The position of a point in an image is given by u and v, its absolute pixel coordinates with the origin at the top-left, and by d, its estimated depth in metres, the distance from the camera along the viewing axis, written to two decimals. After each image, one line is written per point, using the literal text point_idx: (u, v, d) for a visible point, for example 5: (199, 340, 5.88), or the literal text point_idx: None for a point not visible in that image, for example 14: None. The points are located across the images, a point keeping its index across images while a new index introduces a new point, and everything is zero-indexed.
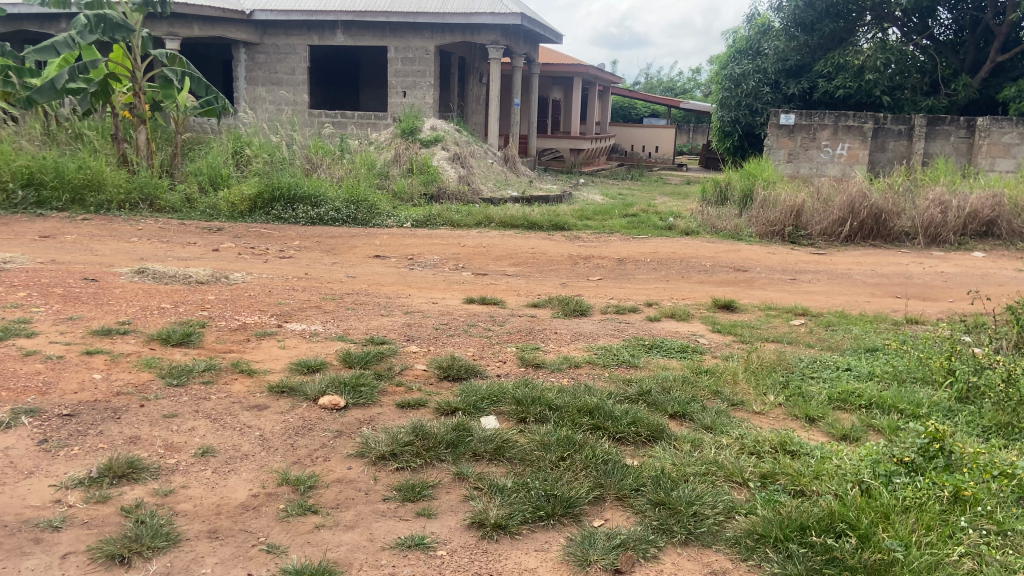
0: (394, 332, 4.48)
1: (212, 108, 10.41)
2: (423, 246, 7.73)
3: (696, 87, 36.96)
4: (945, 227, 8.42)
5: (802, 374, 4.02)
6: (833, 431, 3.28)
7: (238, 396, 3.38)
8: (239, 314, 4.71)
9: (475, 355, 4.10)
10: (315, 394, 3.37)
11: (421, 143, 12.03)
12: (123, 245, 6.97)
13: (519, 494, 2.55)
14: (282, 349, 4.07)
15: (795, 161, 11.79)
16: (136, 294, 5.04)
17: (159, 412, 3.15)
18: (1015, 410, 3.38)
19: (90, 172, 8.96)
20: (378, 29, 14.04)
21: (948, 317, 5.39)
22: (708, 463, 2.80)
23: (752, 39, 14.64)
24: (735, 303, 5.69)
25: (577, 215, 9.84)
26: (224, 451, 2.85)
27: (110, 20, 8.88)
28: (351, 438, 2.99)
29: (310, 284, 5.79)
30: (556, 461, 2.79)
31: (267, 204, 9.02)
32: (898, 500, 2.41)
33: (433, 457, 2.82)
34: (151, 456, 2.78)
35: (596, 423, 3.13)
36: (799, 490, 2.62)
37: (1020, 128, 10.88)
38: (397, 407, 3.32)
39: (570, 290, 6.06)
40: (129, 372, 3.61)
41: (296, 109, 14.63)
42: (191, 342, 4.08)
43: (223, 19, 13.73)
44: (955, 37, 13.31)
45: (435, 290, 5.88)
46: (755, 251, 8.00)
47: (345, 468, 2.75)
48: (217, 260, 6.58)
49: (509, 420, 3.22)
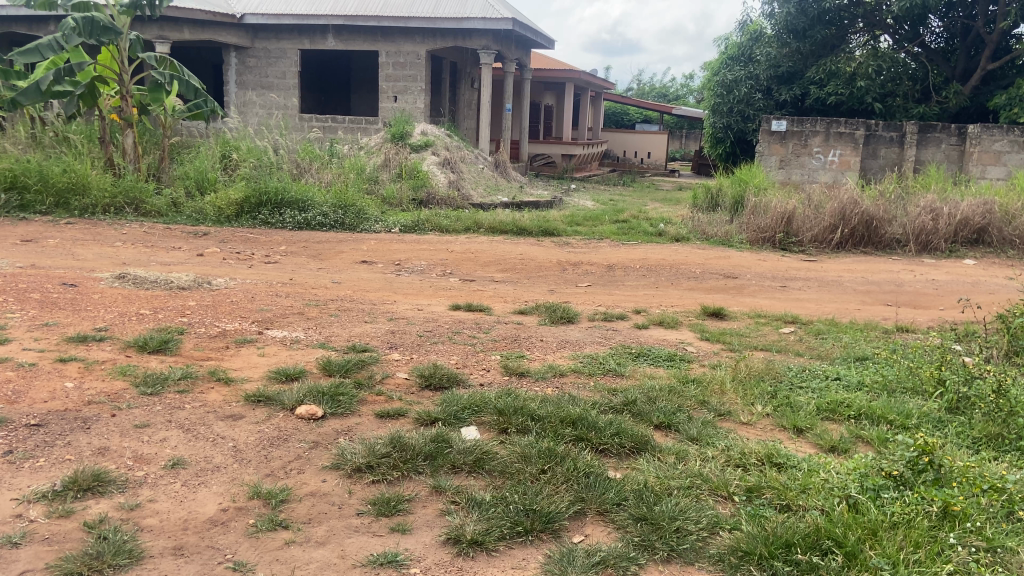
0: (377, 340, 4.40)
1: (200, 112, 10.28)
2: (411, 252, 7.66)
3: (689, 93, 37.01)
4: (936, 235, 8.37)
5: (791, 383, 3.96)
6: (822, 442, 3.22)
7: (213, 405, 3.29)
8: (220, 320, 4.62)
9: (459, 363, 4.02)
10: (292, 403, 3.29)
11: (411, 148, 11.97)
12: (105, 250, 6.87)
13: (496, 509, 2.47)
14: (262, 356, 3.99)
15: (786, 167, 11.77)
16: (115, 299, 4.95)
17: (130, 423, 3.06)
18: (1005, 421, 3.32)
19: (75, 176, 8.84)
20: (370, 34, 13.97)
21: (939, 325, 5.35)
22: (693, 476, 2.73)
23: (744, 46, 15.03)
24: (725, 311, 5.63)
25: (567, 221, 9.78)
26: (195, 463, 2.76)
27: (98, 22, 8.77)
28: (327, 450, 2.91)
29: (294, 290, 5.71)
30: (536, 474, 2.72)
31: (254, 208, 8.92)
32: (886, 516, 2.34)
33: (410, 469, 2.74)
34: (119, 468, 2.69)
35: (579, 434, 3.06)
36: (786, 504, 2.55)
37: (1011, 135, 10.81)
38: (376, 417, 3.24)
39: (559, 297, 6.00)
40: (102, 380, 3.51)
41: (286, 113, 14.55)
42: (168, 350, 3.99)
43: (214, 23, 13.62)
44: (947, 45, 13.34)
45: (421, 296, 5.81)
46: (745, 257, 7.95)
47: (319, 481, 2.67)
48: (200, 265, 6.49)
49: (491, 431, 3.15)
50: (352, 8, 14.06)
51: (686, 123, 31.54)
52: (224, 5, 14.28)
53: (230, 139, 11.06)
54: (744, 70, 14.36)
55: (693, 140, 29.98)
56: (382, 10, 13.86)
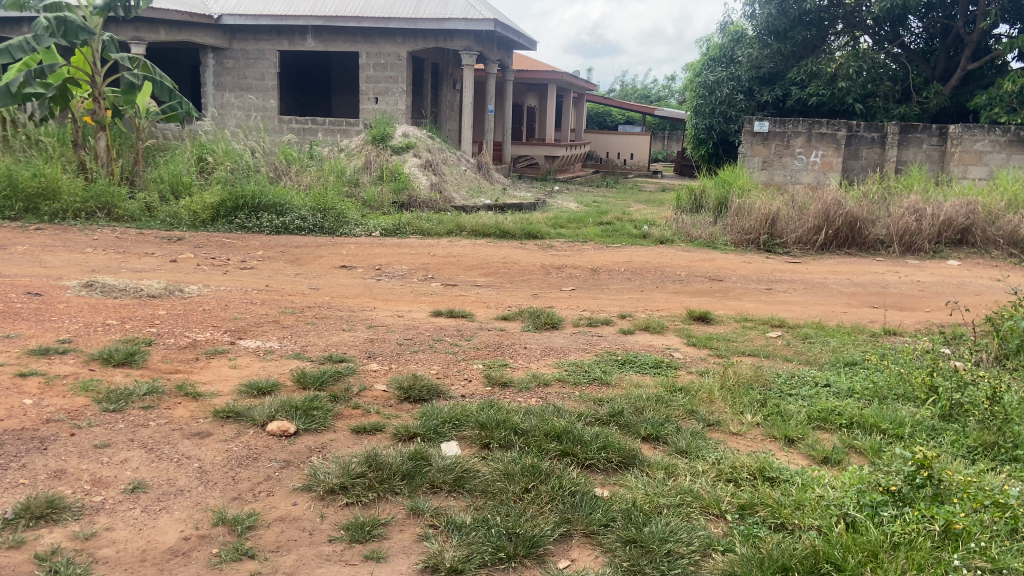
0: (354, 349, 4.25)
1: (175, 113, 10.03)
2: (392, 256, 7.50)
3: (670, 95, 37.26)
4: (920, 235, 8.34)
5: (780, 391, 3.85)
6: (814, 453, 3.12)
7: (179, 422, 3.13)
8: (191, 331, 4.44)
9: (439, 373, 3.88)
10: (264, 419, 3.14)
11: (392, 151, 11.80)
12: (75, 257, 6.65)
13: (477, 533, 2.33)
14: (233, 368, 3.82)
15: (769, 168, 11.73)
16: (81, 309, 4.76)
17: (89, 442, 2.89)
18: (1001, 429, 3.23)
19: (45, 180, 8.61)
20: (350, 34, 13.78)
21: (926, 328, 5.30)
22: (683, 494, 2.62)
23: (726, 48, 14.94)
24: (711, 315, 5.53)
25: (551, 223, 9.67)
26: (157, 486, 2.60)
27: (71, 23, 8.53)
28: (299, 469, 2.76)
29: (270, 298, 5.53)
30: (519, 493, 2.59)
31: (231, 213, 8.74)
32: (885, 536, 2.23)
33: (386, 490, 2.60)
34: (74, 494, 2.52)
35: (564, 449, 2.93)
36: (780, 523, 2.45)
37: (992, 136, 10.82)
38: (352, 433, 3.10)
39: (542, 302, 5.88)
40: (63, 397, 3.33)
41: (265, 115, 14.32)
42: (134, 362, 3.81)
43: (190, 23, 13.37)
44: (927, 46, 13.38)
45: (402, 302, 5.66)
46: (730, 260, 7.88)
47: (290, 504, 2.52)
48: (173, 272, 6.30)
49: (472, 446, 3.01)
50: (331, 8, 13.88)
51: (668, 124, 31.79)
52: (201, 6, 14.05)
53: (207, 142, 10.84)
54: (727, 71, 14.25)
55: (675, 142, 30.10)
56: (362, 11, 13.68)
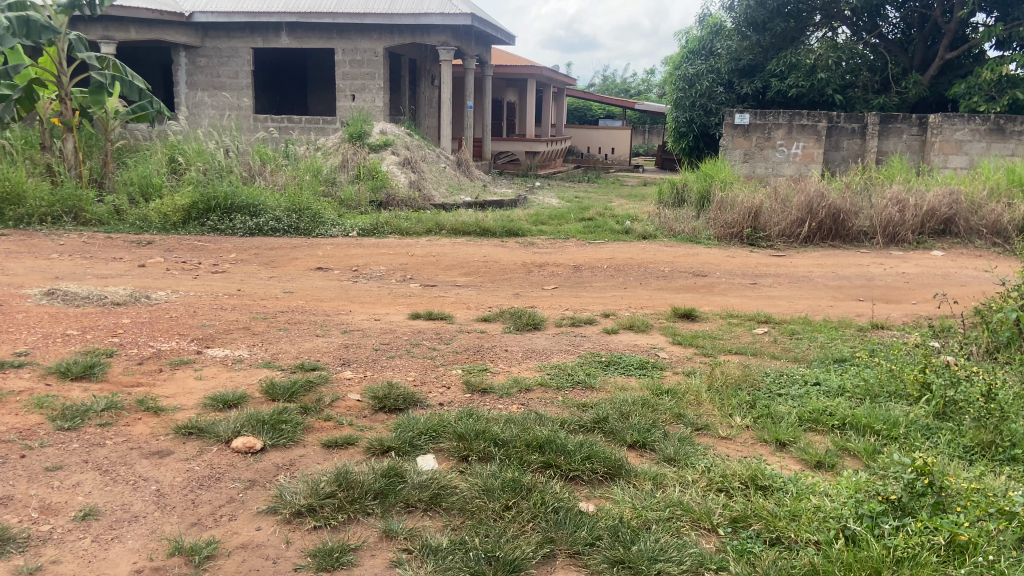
0: (328, 356, 4.07)
1: (145, 114, 9.64)
2: (369, 257, 7.30)
3: (651, 88, 37.37)
4: (903, 227, 8.29)
5: (769, 391, 3.72)
6: (806, 457, 2.99)
7: (138, 440, 2.94)
8: (156, 340, 4.24)
9: (417, 381, 3.71)
10: (228, 435, 2.96)
11: (369, 148, 11.59)
12: (38, 264, 6.40)
13: (454, 558, 2.18)
14: (198, 380, 3.64)
15: (750, 161, 11.60)
16: (40, 319, 4.53)
17: (40, 465, 2.70)
18: (998, 427, 3.12)
19: (8, 185, 8.32)
20: (324, 31, 13.53)
21: (914, 321, 5.22)
22: (672, 506, 2.48)
23: (705, 40, 14.65)
24: (696, 312, 5.40)
25: (532, 220, 9.52)
26: (109, 513, 2.42)
27: (35, 22, 8.23)
28: (264, 490, 2.59)
29: (241, 303, 5.32)
30: (499, 511, 2.44)
31: (202, 214, 8.51)
32: (888, 551, 2.11)
33: (358, 511, 2.44)
34: (20, 523, 2.33)
35: (547, 460, 2.78)
36: (775, 537, 2.32)
37: (972, 124, 10.89)
38: (323, 447, 2.93)
39: (524, 301, 5.72)
40: (15, 415, 3.13)
41: (240, 114, 14.06)
42: (93, 376, 3.61)
43: (161, 21, 13.06)
44: (904, 36, 13.36)
45: (379, 305, 5.48)
46: (714, 254, 7.76)
47: (253, 529, 2.35)
48: (141, 277, 6.07)
49: (449, 460, 2.85)
50: (305, 4, 13.59)
51: (649, 118, 31.83)
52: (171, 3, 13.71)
53: (179, 142, 10.57)
54: (707, 63, 14.13)
55: (656, 135, 30.07)
56: (336, 7, 13.40)
